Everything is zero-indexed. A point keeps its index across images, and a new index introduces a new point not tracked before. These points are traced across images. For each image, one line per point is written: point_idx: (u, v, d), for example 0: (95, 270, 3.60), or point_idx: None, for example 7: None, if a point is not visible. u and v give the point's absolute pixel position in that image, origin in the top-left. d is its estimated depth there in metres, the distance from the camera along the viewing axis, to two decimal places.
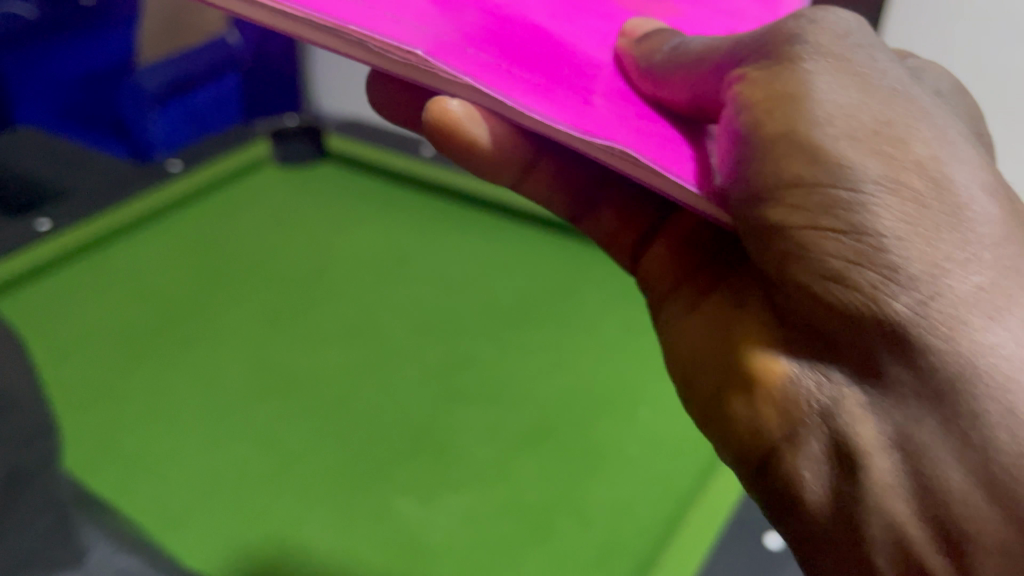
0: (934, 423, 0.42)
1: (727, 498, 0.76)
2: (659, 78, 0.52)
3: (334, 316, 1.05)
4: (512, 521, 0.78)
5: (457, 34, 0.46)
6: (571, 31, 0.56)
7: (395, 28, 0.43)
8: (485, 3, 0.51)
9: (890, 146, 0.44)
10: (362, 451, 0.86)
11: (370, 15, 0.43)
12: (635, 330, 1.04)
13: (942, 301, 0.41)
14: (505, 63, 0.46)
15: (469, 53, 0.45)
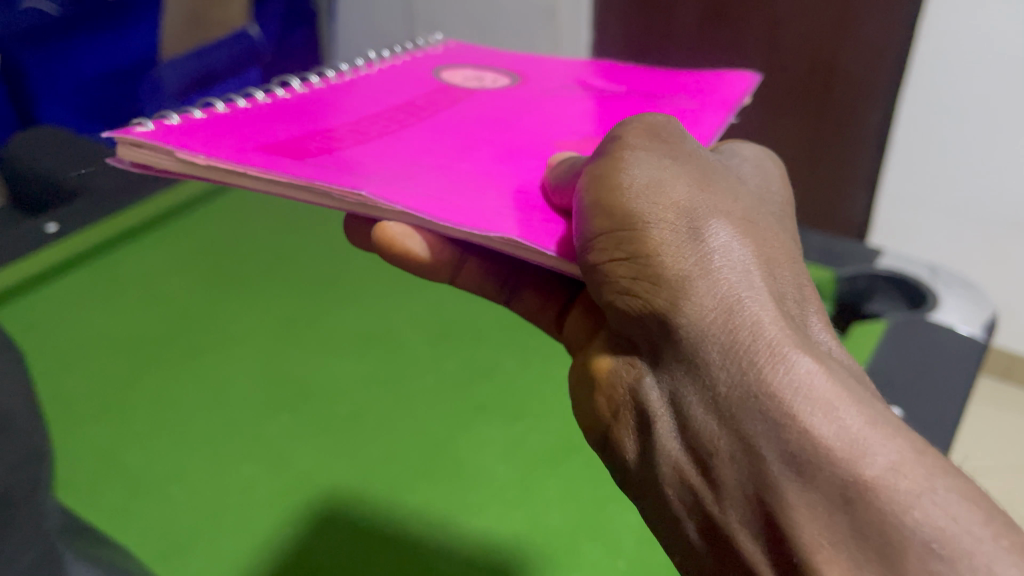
0: (697, 389, 0.45)
1: None
2: (565, 175, 0.58)
3: (347, 326, 1.01)
4: (535, 550, 0.72)
5: (399, 176, 0.59)
6: (486, 155, 0.66)
7: (338, 176, 0.57)
8: (412, 143, 0.67)
9: (681, 185, 0.50)
10: (374, 473, 0.80)
11: (319, 168, 0.58)
12: None
13: (698, 294, 0.46)
14: (424, 188, 0.58)
15: (389, 183, 0.57)
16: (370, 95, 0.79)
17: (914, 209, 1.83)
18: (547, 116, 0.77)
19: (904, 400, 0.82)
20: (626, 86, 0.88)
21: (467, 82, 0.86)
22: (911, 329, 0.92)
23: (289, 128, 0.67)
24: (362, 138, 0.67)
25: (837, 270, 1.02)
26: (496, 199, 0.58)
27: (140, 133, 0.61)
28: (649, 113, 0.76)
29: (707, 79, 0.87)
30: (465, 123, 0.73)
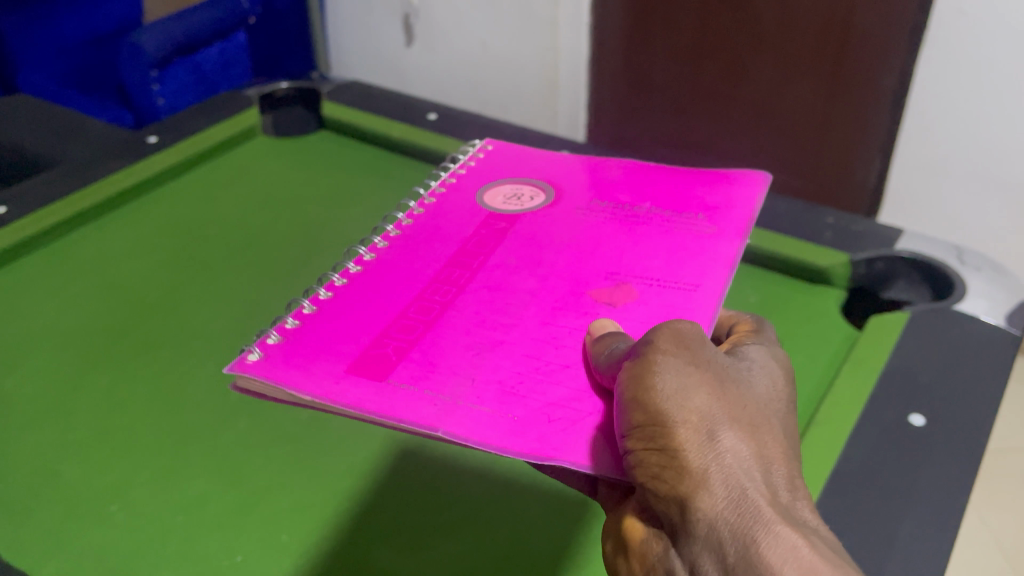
0: (713, 567, 0.43)
1: None
2: (605, 360, 0.50)
3: None
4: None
5: (473, 383, 0.50)
6: (551, 321, 0.56)
7: (439, 414, 0.48)
8: (480, 313, 0.57)
9: (703, 385, 0.46)
10: (339, 485, 0.73)
11: (415, 400, 0.49)
12: None
13: (713, 487, 0.44)
14: (511, 401, 0.49)
15: (486, 404, 0.49)
16: (425, 238, 0.66)
17: (938, 173, 1.60)
18: (591, 246, 0.64)
19: (929, 403, 0.74)
20: (646, 184, 0.72)
21: (505, 197, 0.72)
22: (935, 321, 0.83)
23: (358, 318, 0.57)
24: (433, 316, 0.57)
25: (852, 253, 0.92)
26: (569, 405, 0.49)
27: (251, 367, 0.50)
28: (673, 245, 0.62)
29: (714, 179, 0.71)
30: (526, 270, 0.62)
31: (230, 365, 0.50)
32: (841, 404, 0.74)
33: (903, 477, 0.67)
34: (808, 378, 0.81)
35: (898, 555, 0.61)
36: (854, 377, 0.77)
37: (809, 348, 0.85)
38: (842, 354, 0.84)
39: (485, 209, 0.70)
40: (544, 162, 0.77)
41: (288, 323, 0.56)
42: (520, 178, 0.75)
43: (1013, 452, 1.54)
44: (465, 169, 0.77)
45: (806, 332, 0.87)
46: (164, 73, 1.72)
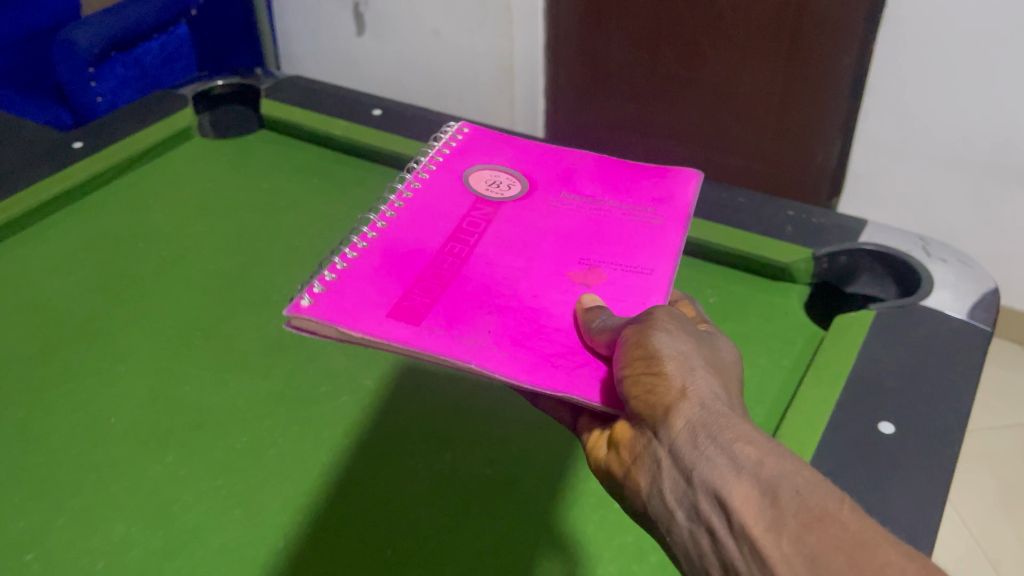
0: (686, 452, 0.45)
1: None
2: (597, 327, 0.54)
3: (254, 335, 0.86)
4: None
5: (487, 332, 0.54)
6: (542, 295, 0.59)
7: (464, 353, 0.52)
8: (487, 286, 0.59)
9: (691, 342, 0.51)
10: (273, 522, 0.67)
11: (443, 339, 0.53)
12: None
13: (692, 397, 0.47)
14: (519, 349, 0.54)
15: (515, 358, 0.53)
16: (433, 211, 0.67)
17: (902, 152, 1.57)
18: (575, 236, 0.65)
19: (898, 410, 0.70)
20: (604, 189, 0.72)
21: (484, 179, 0.71)
22: (902, 319, 0.79)
23: (379, 271, 0.59)
24: (445, 283, 0.59)
25: (814, 248, 0.88)
26: (564, 356, 0.54)
27: (305, 309, 0.53)
28: (625, 235, 0.65)
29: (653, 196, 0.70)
30: (523, 243, 0.64)
31: (292, 309, 0.53)
32: (807, 414, 0.70)
33: (874, 492, 0.63)
34: (772, 385, 0.77)
35: None
36: (819, 384, 0.73)
37: (772, 351, 0.81)
38: (807, 357, 0.80)
39: (467, 194, 0.70)
40: (506, 152, 0.76)
41: (326, 275, 0.57)
42: (491, 159, 0.74)
43: (984, 431, 1.53)
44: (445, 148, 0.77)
45: (769, 335, 0.83)
46: (100, 69, 1.62)
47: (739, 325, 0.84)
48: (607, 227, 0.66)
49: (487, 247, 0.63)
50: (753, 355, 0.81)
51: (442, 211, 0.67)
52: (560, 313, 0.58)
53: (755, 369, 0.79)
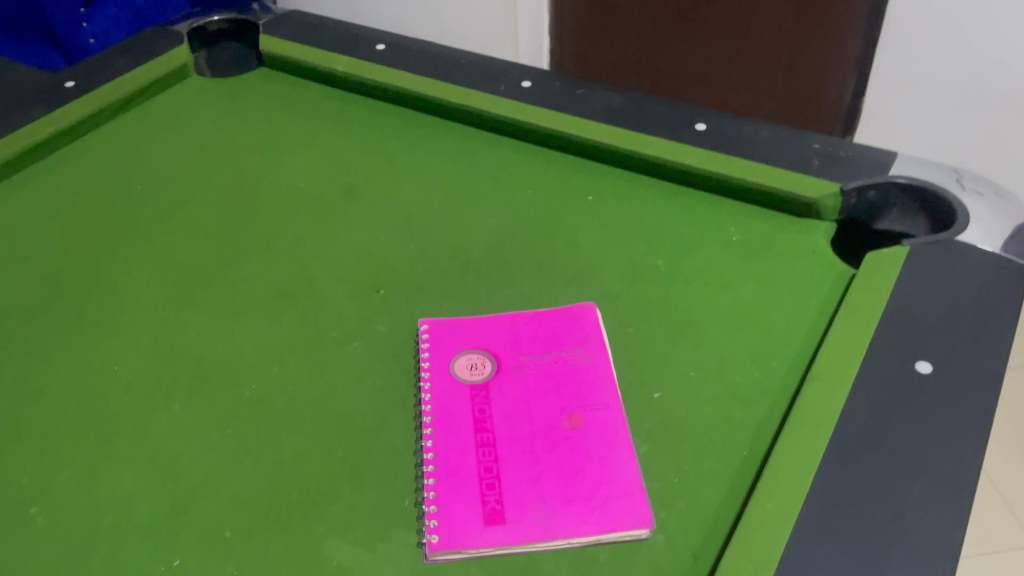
0: None
1: (775, 534, 0.55)
2: (620, 504, 0.60)
3: (259, 280, 0.82)
4: (484, 569, 0.58)
5: (542, 500, 0.61)
6: (564, 436, 0.65)
7: (544, 526, 0.59)
8: (520, 455, 0.64)
9: None
10: (286, 473, 0.65)
11: (527, 524, 0.59)
12: (642, 277, 0.80)
13: None
14: (571, 503, 0.61)
15: (575, 504, 0.60)
16: (446, 426, 0.66)
17: (909, 88, 1.49)
18: (558, 381, 0.69)
19: (934, 350, 0.67)
20: (543, 332, 0.74)
21: (460, 368, 0.71)
22: (937, 256, 0.76)
23: (453, 497, 0.61)
24: (495, 470, 0.63)
25: (843, 182, 0.84)
26: (605, 492, 0.61)
27: (439, 545, 0.58)
28: (580, 383, 0.69)
29: (569, 318, 0.75)
30: (520, 405, 0.68)
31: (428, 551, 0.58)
32: (840, 356, 0.67)
33: (912, 436, 0.61)
34: (800, 327, 0.74)
35: (909, 530, 0.55)
36: (851, 324, 0.69)
37: (799, 292, 0.78)
38: (837, 297, 0.77)
39: (455, 386, 0.69)
40: (471, 333, 0.74)
41: (429, 523, 0.60)
42: (461, 350, 0.72)
43: None
44: (421, 345, 0.73)
45: (795, 274, 0.79)
46: (92, 9, 1.56)
47: (764, 265, 0.81)
48: (567, 363, 0.71)
49: (511, 438, 0.65)
50: (780, 296, 0.77)
51: (456, 417, 0.67)
52: (586, 453, 0.64)
53: (782, 310, 0.76)
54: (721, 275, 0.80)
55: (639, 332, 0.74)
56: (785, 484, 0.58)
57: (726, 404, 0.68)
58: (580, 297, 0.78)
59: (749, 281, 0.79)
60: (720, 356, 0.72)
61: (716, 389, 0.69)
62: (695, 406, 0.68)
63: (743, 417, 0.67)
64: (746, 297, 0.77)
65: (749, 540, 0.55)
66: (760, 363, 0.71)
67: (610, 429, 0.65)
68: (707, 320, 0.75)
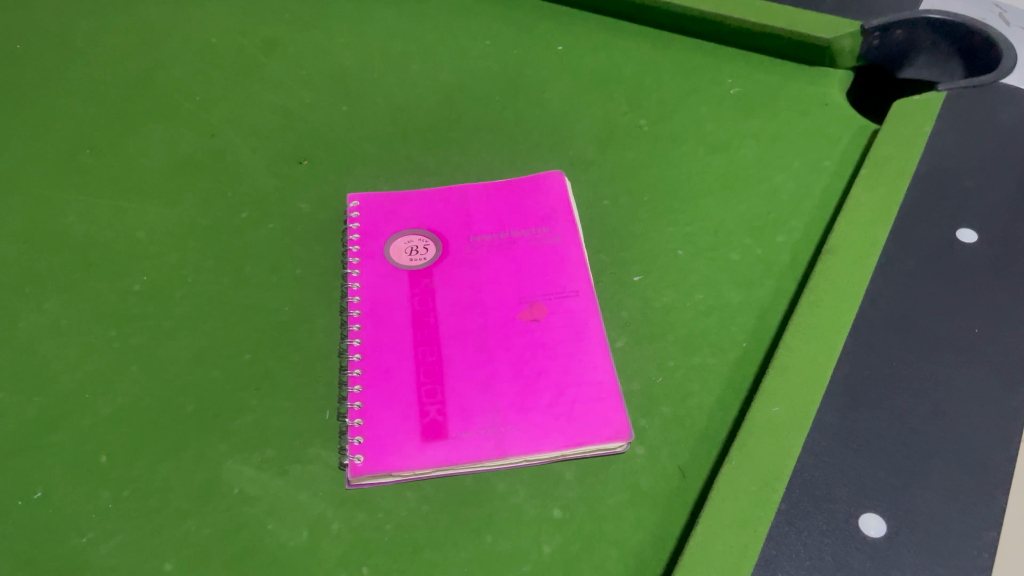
0: None
1: (786, 437, 0.43)
2: (594, 414, 0.48)
3: (158, 151, 0.68)
4: (421, 494, 0.47)
5: (495, 408, 0.49)
6: (525, 328, 0.53)
7: (496, 439, 0.48)
8: (470, 352, 0.52)
9: None
10: (180, 381, 0.53)
11: (474, 438, 0.48)
12: (621, 138, 0.66)
13: None
14: (530, 411, 0.49)
15: (535, 414, 0.48)
16: (380, 320, 0.53)
17: None
18: (518, 262, 0.56)
19: (980, 215, 0.54)
20: (499, 205, 0.60)
21: (398, 250, 0.57)
22: (980, 101, 0.62)
23: (383, 408, 0.49)
24: (438, 371, 0.51)
25: (864, 20, 0.70)
26: (572, 396, 0.49)
27: (366, 470, 0.47)
28: (547, 265, 0.56)
29: (532, 188, 0.60)
30: (469, 291, 0.55)
31: (352, 477, 0.47)
32: (864, 221, 0.53)
33: (952, 317, 0.49)
34: (812, 192, 0.61)
35: (951, 433, 0.44)
36: (877, 182, 0.56)
37: (809, 151, 0.64)
38: (855, 155, 0.63)
39: (391, 270, 0.56)
40: (410, 205, 0.60)
41: (353, 440, 0.48)
42: (397, 226, 0.58)
43: None
44: (349, 222, 0.59)
45: (804, 131, 0.66)
46: None
47: (768, 119, 0.67)
48: (531, 242, 0.57)
49: (458, 331, 0.53)
50: (787, 157, 0.64)
51: (391, 310, 0.54)
52: (550, 351, 0.51)
53: (790, 173, 0.62)
54: (715, 133, 0.66)
55: (616, 204, 0.61)
56: (797, 378, 0.46)
57: (721, 287, 0.55)
58: (546, 163, 0.65)
59: (750, 140, 0.65)
60: (714, 229, 0.59)
61: (709, 269, 0.56)
62: (683, 290, 0.55)
63: (742, 301, 0.54)
64: (747, 159, 0.64)
65: (752, 449, 0.43)
66: (762, 237, 0.58)
67: (578, 320, 0.53)
68: (699, 188, 0.62)
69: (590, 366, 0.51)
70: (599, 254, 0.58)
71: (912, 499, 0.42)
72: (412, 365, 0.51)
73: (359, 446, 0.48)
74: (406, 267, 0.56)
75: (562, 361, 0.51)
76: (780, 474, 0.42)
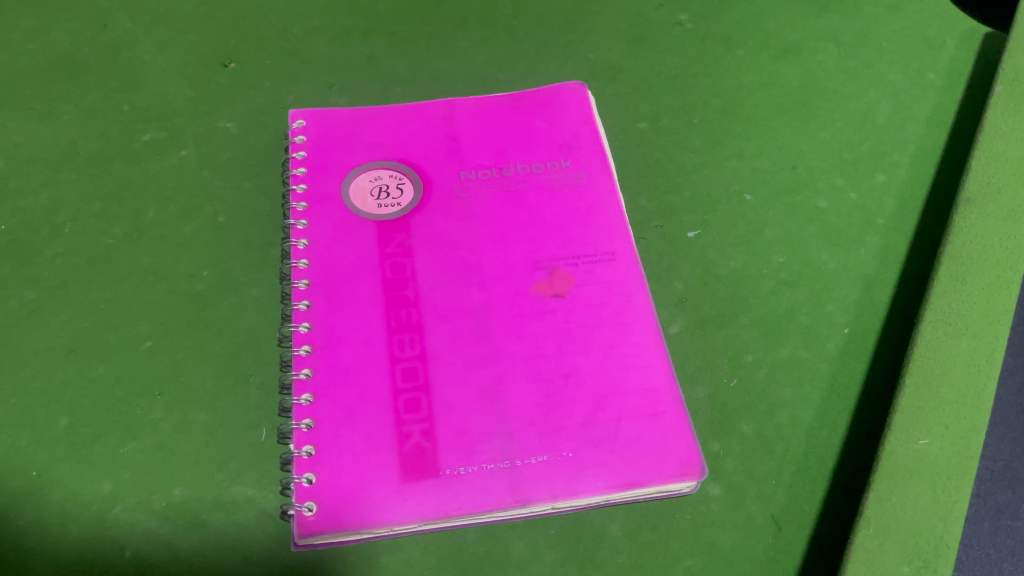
0: None
1: (942, 488, 0.30)
2: (650, 439, 0.34)
3: (21, 40, 0.49)
4: (403, 560, 0.32)
5: (505, 430, 0.34)
6: (542, 307, 0.37)
7: (509, 477, 0.33)
8: (466, 343, 0.36)
9: None
10: (47, 384, 0.36)
11: (478, 476, 0.33)
12: (657, 37, 0.49)
13: None
14: (555, 434, 0.34)
15: (565, 439, 0.34)
16: (337, 295, 0.37)
17: None
18: (528, 211, 0.40)
19: None
20: (498, 127, 0.43)
21: (361, 193, 0.41)
22: None
23: (344, 431, 0.34)
24: (422, 371, 0.36)
25: None
26: (614, 411, 0.35)
27: (320, 526, 0.32)
28: (568, 216, 0.40)
29: (543, 104, 0.44)
30: (461, 253, 0.39)
31: (299, 539, 0.32)
32: (1013, 157, 0.38)
33: None
34: (916, 116, 0.46)
35: None
36: (1023, 103, 0.41)
37: (907, 57, 0.48)
38: (968, 65, 0.48)
39: (350, 221, 0.40)
40: (375, 127, 0.43)
41: (301, 479, 0.33)
42: (357, 157, 0.42)
43: None
44: (291, 150, 0.42)
45: (901, 30, 0.50)
46: None
47: (851, 12, 0.50)
48: (544, 184, 0.41)
49: (447, 310, 0.37)
50: (878, 66, 0.48)
51: (352, 279, 0.38)
52: (580, 343, 0.36)
53: (884, 89, 0.47)
54: (783, 32, 0.50)
55: (657, 129, 0.45)
56: (947, 395, 0.32)
57: (809, 249, 0.40)
58: (558, 72, 0.48)
59: (828, 42, 0.49)
60: (792, 166, 0.43)
61: (789, 222, 0.41)
62: (757, 251, 0.40)
63: (839, 268, 0.40)
64: (826, 69, 0.48)
65: (898, 510, 0.29)
66: (857, 175, 0.43)
67: (617, 296, 0.38)
68: (766, 108, 0.46)
69: (638, 364, 0.36)
70: (639, 198, 0.42)
71: None
72: (384, 363, 0.36)
73: (312, 490, 0.33)
74: (372, 216, 0.40)
75: (596, 358, 0.36)
76: (943, 549, 0.29)
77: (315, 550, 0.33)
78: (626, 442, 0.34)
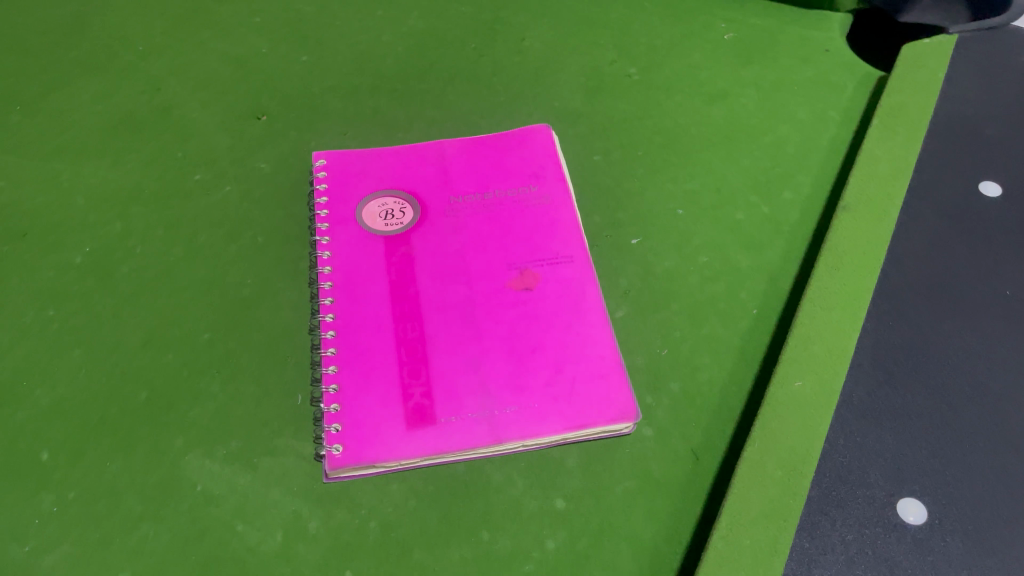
0: None
1: (811, 416, 0.40)
2: (597, 393, 0.44)
3: (91, 104, 0.60)
4: (408, 487, 0.42)
5: (486, 390, 0.44)
6: (515, 299, 0.48)
7: (489, 423, 0.43)
8: (456, 326, 0.47)
9: None
10: (129, 368, 0.47)
11: (465, 423, 0.43)
12: (609, 88, 0.60)
13: None
14: (524, 392, 0.44)
15: (532, 395, 0.44)
16: (355, 293, 0.48)
17: None
18: (504, 227, 0.51)
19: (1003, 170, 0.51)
20: (480, 163, 0.54)
21: (371, 215, 0.51)
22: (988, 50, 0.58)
23: (362, 393, 0.44)
24: (422, 348, 0.46)
25: None
26: (570, 374, 0.45)
27: (344, 462, 0.42)
28: (536, 229, 0.51)
29: (516, 144, 0.55)
30: (451, 259, 0.49)
31: (329, 471, 0.42)
32: (881, 174, 0.49)
33: (977, 281, 0.46)
34: (819, 144, 0.56)
35: (987, 407, 0.41)
36: (894, 133, 0.51)
37: (814, 99, 0.59)
38: (862, 105, 0.59)
39: (363, 237, 0.50)
40: (382, 164, 0.54)
41: (330, 429, 0.43)
42: (368, 187, 0.53)
43: None
44: (315, 183, 0.53)
45: (810, 77, 0.61)
46: None
47: (768, 65, 0.61)
48: (517, 205, 0.52)
49: (441, 302, 0.48)
50: (790, 107, 0.59)
51: (366, 280, 0.48)
52: (543, 325, 0.47)
53: (794, 125, 0.58)
54: (713, 81, 0.61)
55: (609, 161, 0.56)
56: (819, 350, 0.42)
57: (728, 251, 0.51)
58: (529, 117, 0.59)
59: (749, 88, 0.60)
60: (716, 187, 0.54)
61: (713, 230, 0.52)
62: (687, 254, 0.51)
63: (751, 265, 0.50)
64: (747, 110, 0.59)
65: (777, 431, 0.39)
66: (768, 194, 0.54)
67: (574, 289, 0.48)
68: (697, 141, 0.57)
69: (590, 340, 0.46)
70: (592, 215, 0.53)
71: (948, 479, 0.39)
72: (391, 343, 0.46)
73: (338, 436, 0.43)
74: (380, 232, 0.51)
75: (557, 336, 0.46)
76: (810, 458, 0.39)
77: (341, 483, 0.42)
78: (579, 396, 0.44)
